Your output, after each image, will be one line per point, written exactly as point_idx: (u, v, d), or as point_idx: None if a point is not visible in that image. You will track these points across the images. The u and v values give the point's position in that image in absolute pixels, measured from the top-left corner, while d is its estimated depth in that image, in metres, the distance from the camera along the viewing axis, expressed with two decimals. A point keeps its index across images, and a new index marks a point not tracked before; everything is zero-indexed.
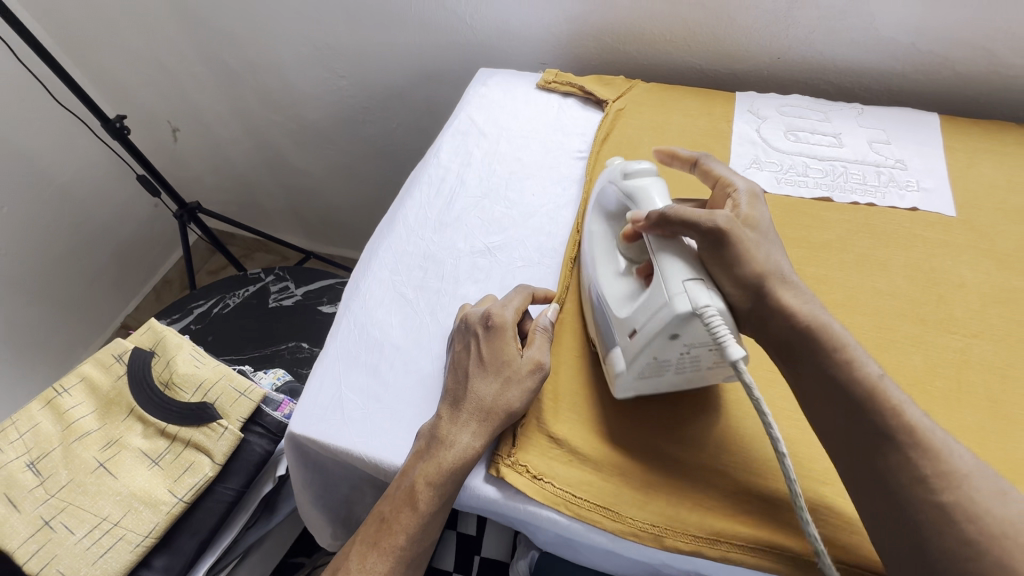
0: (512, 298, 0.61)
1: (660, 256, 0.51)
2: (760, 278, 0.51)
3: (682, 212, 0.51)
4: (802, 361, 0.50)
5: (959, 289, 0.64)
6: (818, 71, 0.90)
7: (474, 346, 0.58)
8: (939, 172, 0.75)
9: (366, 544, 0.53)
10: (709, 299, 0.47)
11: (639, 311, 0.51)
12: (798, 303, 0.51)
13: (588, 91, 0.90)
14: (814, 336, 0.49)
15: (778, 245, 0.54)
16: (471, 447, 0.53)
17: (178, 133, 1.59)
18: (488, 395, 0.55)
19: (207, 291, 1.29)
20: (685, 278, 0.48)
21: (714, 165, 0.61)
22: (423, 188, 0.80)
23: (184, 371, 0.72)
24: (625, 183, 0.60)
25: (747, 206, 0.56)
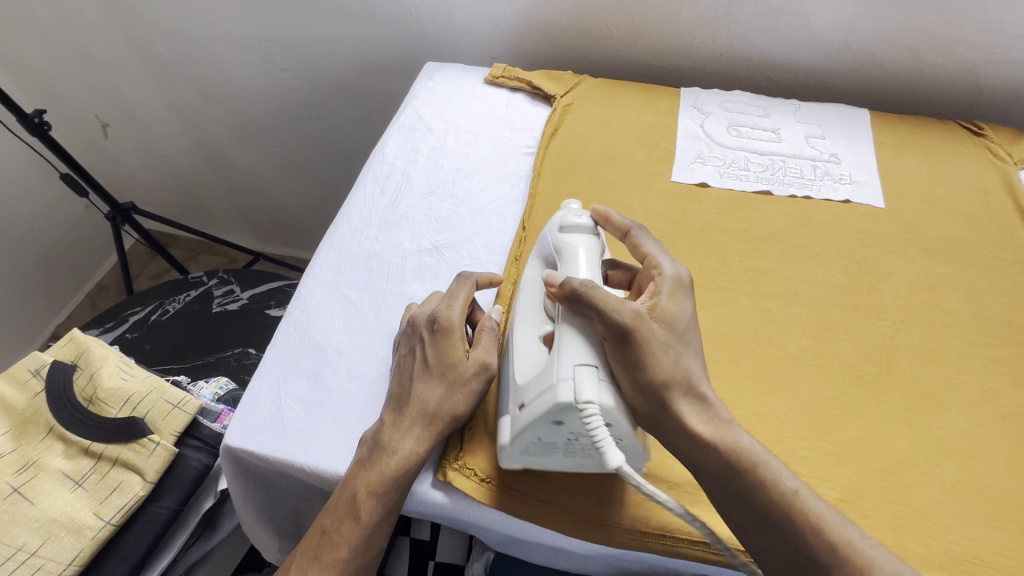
0: (456, 295, 0.59)
1: (564, 331, 0.50)
2: (663, 386, 0.48)
3: (595, 293, 0.49)
4: (705, 474, 0.48)
5: (888, 278, 0.67)
6: (758, 69, 0.92)
7: (420, 349, 0.56)
8: (870, 165, 0.78)
9: (308, 558, 0.51)
10: (594, 394, 0.46)
11: (531, 386, 0.50)
12: (703, 425, 0.48)
13: (537, 86, 0.89)
14: (722, 452, 0.47)
15: (693, 349, 0.51)
16: (415, 452, 0.52)
17: (109, 129, 1.49)
18: (432, 399, 0.54)
19: (144, 298, 1.22)
20: (577, 362, 0.48)
21: (645, 240, 0.57)
22: (367, 185, 0.77)
23: (111, 385, 0.67)
24: (559, 236, 0.58)
25: (666, 297, 0.52)
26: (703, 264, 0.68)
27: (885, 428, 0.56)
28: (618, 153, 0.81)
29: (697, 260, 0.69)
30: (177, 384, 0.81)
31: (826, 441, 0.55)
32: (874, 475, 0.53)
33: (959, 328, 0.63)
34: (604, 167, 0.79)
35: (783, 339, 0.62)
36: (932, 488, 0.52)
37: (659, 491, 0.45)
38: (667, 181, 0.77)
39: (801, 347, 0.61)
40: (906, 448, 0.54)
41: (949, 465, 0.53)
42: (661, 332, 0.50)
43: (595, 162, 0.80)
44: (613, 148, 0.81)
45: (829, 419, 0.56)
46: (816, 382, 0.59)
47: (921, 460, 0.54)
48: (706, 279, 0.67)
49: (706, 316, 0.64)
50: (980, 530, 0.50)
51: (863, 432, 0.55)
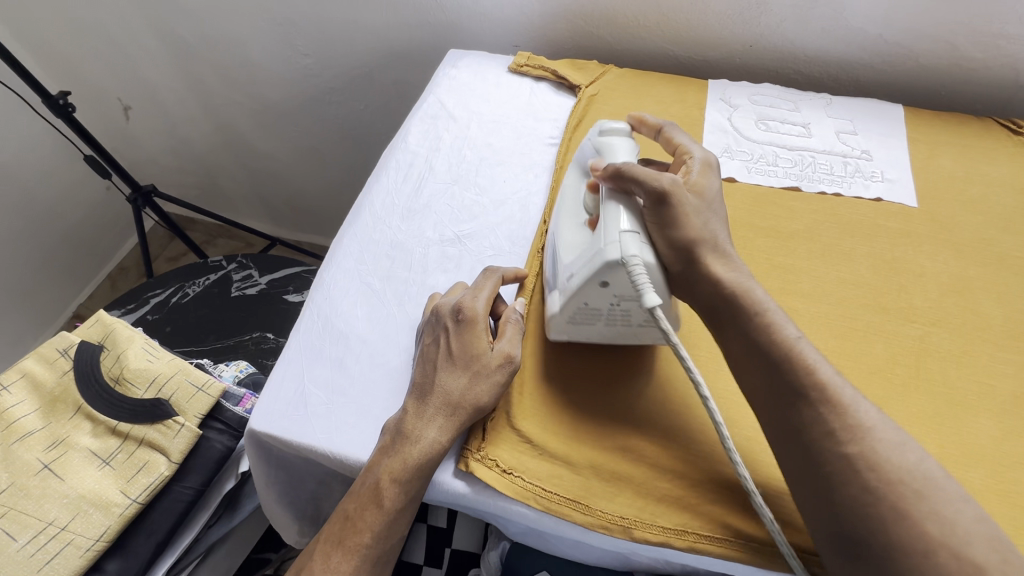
0: (481, 287, 0.59)
1: (608, 206, 0.55)
2: (693, 244, 0.54)
3: (634, 168, 0.54)
4: (727, 323, 0.54)
5: (919, 279, 0.66)
6: (789, 61, 0.90)
7: (444, 339, 0.56)
8: (903, 163, 0.76)
9: (331, 543, 0.52)
10: (637, 250, 0.51)
11: (579, 257, 0.55)
12: (727, 274, 0.54)
13: (562, 75, 0.88)
14: (739, 301, 0.53)
15: (718, 216, 0.57)
16: (438, 442, 0.52)
17: (130, 111, 1.50)
18: (456, 389, 0.54)
19: (164, 280, 1.24)
20: (623, 228, 0.53)
21: (678, 134, 0.63)
22: (390, 173, 0.77)
23: (137, 366, 0.68)
24: (598, 137, 0.63)
25: (696, 174, 0.58)
26: None
27: (913, 431, 0.55)
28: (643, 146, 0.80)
29: None
30: (199, 366, 0.82)
31: None
32: None
33: (992, 332, 0.61)
34: None
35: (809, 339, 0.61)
36: None
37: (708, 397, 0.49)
38: None
39: (827, 347, 0.60)
40: (934, 453, 0.54)
41: (978, 471, 0.53)
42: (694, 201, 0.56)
43: None
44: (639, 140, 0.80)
45: None
46: None
47: (950, 465, 0.53)
48: None
49: None
50: (1009, 538, 0.49)
51: None
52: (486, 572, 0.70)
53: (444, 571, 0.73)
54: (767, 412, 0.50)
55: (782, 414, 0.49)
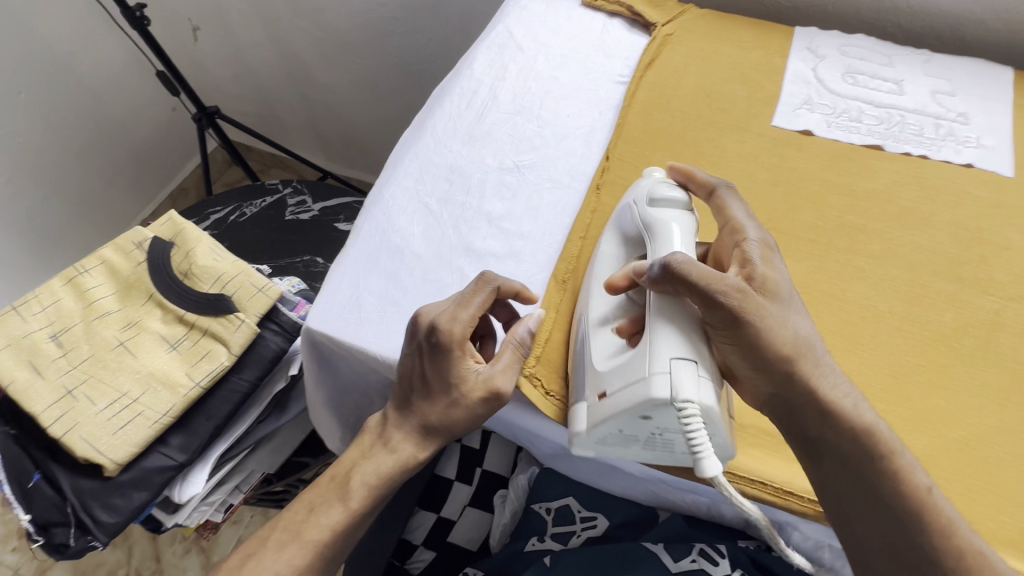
0: (465, 305, 0.54)
1: (655, 323, 0.48)
2: (786, 360, 0.48)
3: (695, 274, 0.47)
4: (832, 456, 0.48)
5: (1004, 251, 0.61)
6: (887, 12, 0.83)
7: (417, 361, 0.54)
8: (1003, 130, 0.70)
9: (328, 500, 0.57)
10: (693, 392, 0.45)
11: (615, 375, 0.49)
12: (836, 394, 0.48)
13: (637, 12, 0.84)
14: (850, 434, 0.47)
15: (801, 312, 0.51)
16: (413, 456, 0.57)
17: (198, 32, 1.55)
18: (432, 414, 0.56)
19: (225, 199, 1.30)
20: (674, 356, 0.46)
21: (733, 202, 0.56)
22: (454, 99, 0.76)
23: (204, 263, 0.72)
24: (647, 210, 0.55)
25: (761, 262, 0.51)
26: (792, 214, 0.64)
27: (974, 403, 0.53)
28: (717, 91, 0.76)
29: (789, 210, 0.65)
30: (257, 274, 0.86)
31: (905, 407, 0.53)
32: (953, 448, 0.51)
33: None
34: (700, 104, 0.75)
35: (872, 301, 0.59)
36: (1015, 469, 0.50)
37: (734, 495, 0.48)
38: (768, 125, 0.72)
39: (892, 311, 0.58)
40: (993, 426, 0.52)
41: None
42: (769, 304, 0.49)
43: (690, 98, 0.75)
44: (712, 84, 0.76)
45: (913, 386, 0.54)
46: (902, 348, 0.56)
47: (1007, 440, 0.51)
48: (793, 231, 0.63)
49: (791, 267, 0.61)
50: None
51: (948, 403, 0.53)
52: (513, 494, 0.74)
53: (473, 488, 0.76)
54: (855, 523, 0.48)
55: (871, 521, 0.47)
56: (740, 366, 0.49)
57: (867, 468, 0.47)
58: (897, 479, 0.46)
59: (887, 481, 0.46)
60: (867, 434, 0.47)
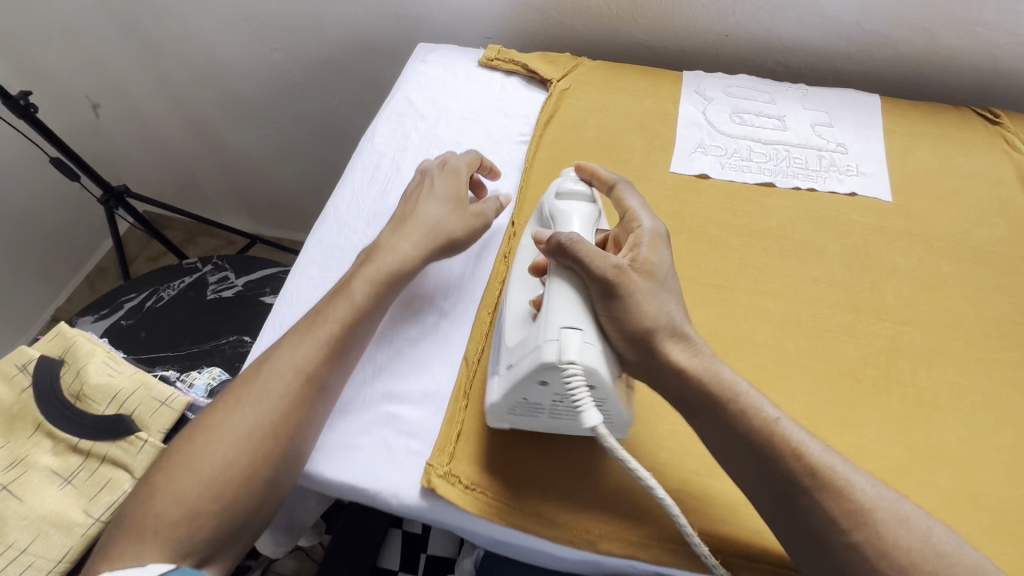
0: (404, 227, 0.63)
1: (553, 287, 0.51)
2: (649, 334, 0.50)
3: (580, 247, 0.50)
4: (694, 407, 0.51)
5: (892, 276, 0.64)
6: (764, 49, 0.88)
7: (426, 186, 0.66)
8: (878, 156, 0.75)
9: (173, 462, 0.51)
10: (577, 353, 0.47)
11: (519, 346, 0.52)
12: (690, 360, 0.51)
13: (533, 69, 0.85)
14: (706, 388, 0.50)
15: (674, 293, 0.53)
16: (365, 290, 0.58)
17: (99, 109, 1.48)
18: (427, 210, 0.64)
19: (139, 284, 1.23)
20: (563, 324, 0.48)
21: (628, 194, 0.59)
22: (356, 176, 0.75)
23: (97, 382, 0.66)
24: (556, 202, 0.60)
25: (646, 248, 0.54)
26: (699, 260, 0.66)
27: (883, 434, 0.54)
28: (615, 141, 0.78)
29: (694, 255, 0.66)
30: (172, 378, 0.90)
31: None
32: None
33: (963, 329, 0.61)
34: (601, 155, 0.76)
35: (780, 341, 0.60)
36: (928, 498, 0.51)
37: (640, 467, 0.45)
38: (666, 171, 0.74)
39: (799, 349, 0.59)
40: (902, 455, 0.53)
41: (946, 473, 0.52)
42: (644, 282, 0.52)
43: (591, 150, 0.77)
44: (611, 136, 0.78)
45: (825, 423, 0.55)
46: (812, 386, 0.57)
47: (917, 468, 0.53)
48: (698, 277, 0.64)
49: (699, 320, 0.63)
50: (974, 540, 0.49)
51: (859, 438, 0.54)
52: None
53: None
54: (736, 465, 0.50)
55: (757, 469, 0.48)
56: (616, 345, 0.51)
57: (716, 410, 0.50)
58: (749, 417, 0.49)
59: (742, 417, 0.49)
60: (715, 381, 0.50)
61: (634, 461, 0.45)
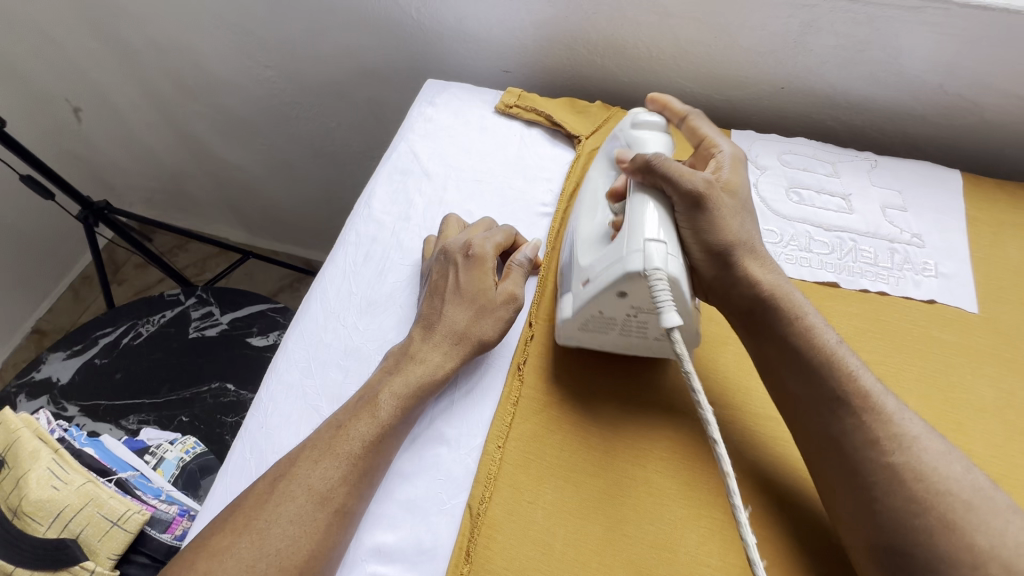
0: (400, 372, 0.52)
1: (637, 199, 0.51)
2: (730, 249, 0.51)
3: (667, 164, 0.50)
4: (763, 333, 0.51)
5: (979, 414, 0.54)
6: (826, 105, 0.76)
7: (452, 273, 0.56)
8: (960, 252, 0.64)
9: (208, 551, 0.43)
10: (661, 262, 0.46)
11: (597, 262, 0.51)
12: (764, 273, 0.52)
13: (558, 122, 0.74)
14: (778, 300, 0.50)
15: (752, 217, 0.55)
16: (442, 367, 0.53)
17: (81, 114, 1.35)
18: (459, 319, 0.54)
19: (116, 316, 1.01)
20: (648, 237, 0.48)
21: (702, 123, 0.60)
22: (348, 251, 0.65)
23: (38, 497, 0.57)
24: (632, 131, 0.58)
25: (729, 170, 0.55)
26: (753, 382, 0.55)
27: None
28: None
29: (747, 374, 0.56)
30: (144, 451, 0.83)
31: None
32: None
33: None
34: None
35: None
36: None
37: (700, 392, 0.43)
38: None
39: None
40: None
41: None
42: (727, 201, 0.53)
43: None
44: None
45: None
46: None
47: None
48: (752, 405, 0.54)
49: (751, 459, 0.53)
50: None
51: None
52: None
53: None
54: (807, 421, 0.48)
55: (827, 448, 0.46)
56: (697, 259, 0.52)
57: (795, 339, 0.49)
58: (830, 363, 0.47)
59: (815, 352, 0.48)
60: (789, 300, 0.51)
61: (697, 383, 0.44)
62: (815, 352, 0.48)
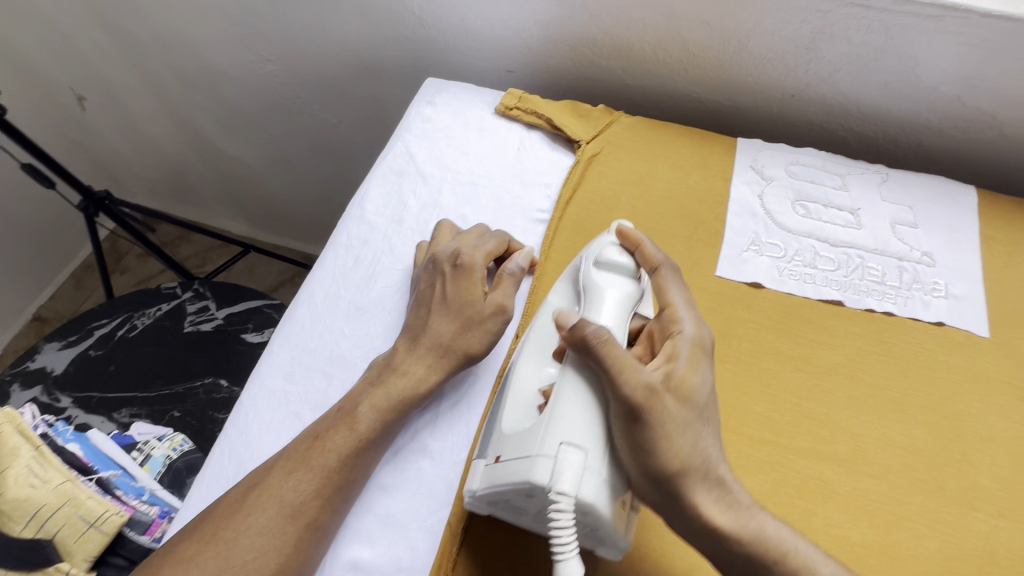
0: (380, 379, 0.50)
1: (565, 382, 0.44)
2: (676, 477, 0.42)
3: (609, 349, 0.42)
4: (709, 551, 0.44)
5: (986, 445, 0.52)
6: (837, 115, 0.74)
7: (439, 283, 0.54)
8: (972, 273, 0.61)
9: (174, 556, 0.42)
10: (572, 486, 0.40)
11: (512, 445, 0.45)
12: (717, 510, 0.43)
13: (558, 125, 0.72)
14: (732, 535, 0.42)
15: (712, 428, 0.45)
16: (426, 379, 0.51)
17: (84, 103, 1.34)
18: (445, 331, 0.52)
19: (112, 307, 0.99)
20: (564, 440, 0.41)
21: (673, 287, 0.50)
22: (339, 253, 0.63)
23: (16, 495, 0.57)
24: (592, 273, 0.50)
25: (687, 364, 0.45)
26: (749, 404, 0.53)
27: None
28: (649, 229, 0.65)
29: (743, 395, 0.54)
30: (132, 446, 0.84)
31: None
32: None
33: None
34: None
35: (843, 529, 0.48)
36: None
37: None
38: (711, 275, 0.61)
39: (866, 543, 0.47)
40: None
41: None
42: (678, 410, 0.43)
43: None
44: (645, 220, 0.65)
45: None
46: None
47: None
48: (746, 428, 0.52)
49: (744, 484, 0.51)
50: None
51: None
52: None
53: None
54: None
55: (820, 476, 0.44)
56: (629, 475, 0.43)
57: (755, 546, 0.42)
58: None
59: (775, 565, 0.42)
60: (744, 537, 0.42)
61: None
62: (756, 540, 0.42)
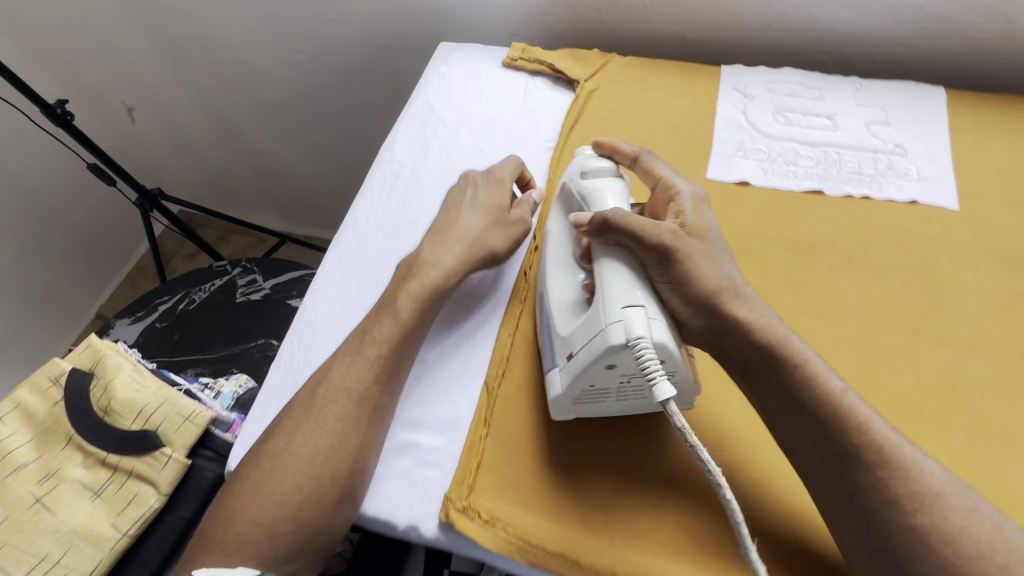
0: (417, 272, 0.59)
1: (603, 264, 0.50)
2: (712, 298, 0.49)
3: (627, 219, 0.49)
4: (758, 379, 0.49)
5: (957, 295, 0.58)
6: (812, 39, 0.81)
7: (469, 192, 0.64)
8: (942, 158, 0.68)
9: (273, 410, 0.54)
10: (645, 329, 0.45)
11: (579, 334, 0.49)
12: (751, 315, 0.49)
13: (559, 69, 0.81)
14: (772, 344, 0.48)
15: (726, 254, 0.52)
16: (456, 267, 0.60)
17: (135, 113, 1.49)
18: (472, 229, 0.62)
19: (172, 286, 1.12)
20: (625, 304, 0.46)
21: (656, 164, 0.58)
22: (376, 186, 0.73)
23: (124, 397, 0.67)
24: (582, 182, 0.57)
25: (692, 213, 0.53)
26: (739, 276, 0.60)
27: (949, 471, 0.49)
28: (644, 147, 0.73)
29: None
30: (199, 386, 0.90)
31: None
32: None
33: None
34: None
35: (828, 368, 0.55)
36: None
37: (709, 458, 0.42)
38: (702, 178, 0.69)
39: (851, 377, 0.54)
40: None
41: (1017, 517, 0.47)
42: (696, 245, 0.51)
43: None
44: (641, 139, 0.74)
45: None
46: None
47: None
48: None
49: None
50: None
51: None
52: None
53: None
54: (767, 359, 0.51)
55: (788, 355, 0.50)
56: (677, 311, 0.49)
57: (782, 374, 0.47)
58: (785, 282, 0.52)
59: (807, 385, 0.46)
60: (778, 343, 0.48)
61: (693, 437, 0.43)
62: (789, 356, 0.47)
